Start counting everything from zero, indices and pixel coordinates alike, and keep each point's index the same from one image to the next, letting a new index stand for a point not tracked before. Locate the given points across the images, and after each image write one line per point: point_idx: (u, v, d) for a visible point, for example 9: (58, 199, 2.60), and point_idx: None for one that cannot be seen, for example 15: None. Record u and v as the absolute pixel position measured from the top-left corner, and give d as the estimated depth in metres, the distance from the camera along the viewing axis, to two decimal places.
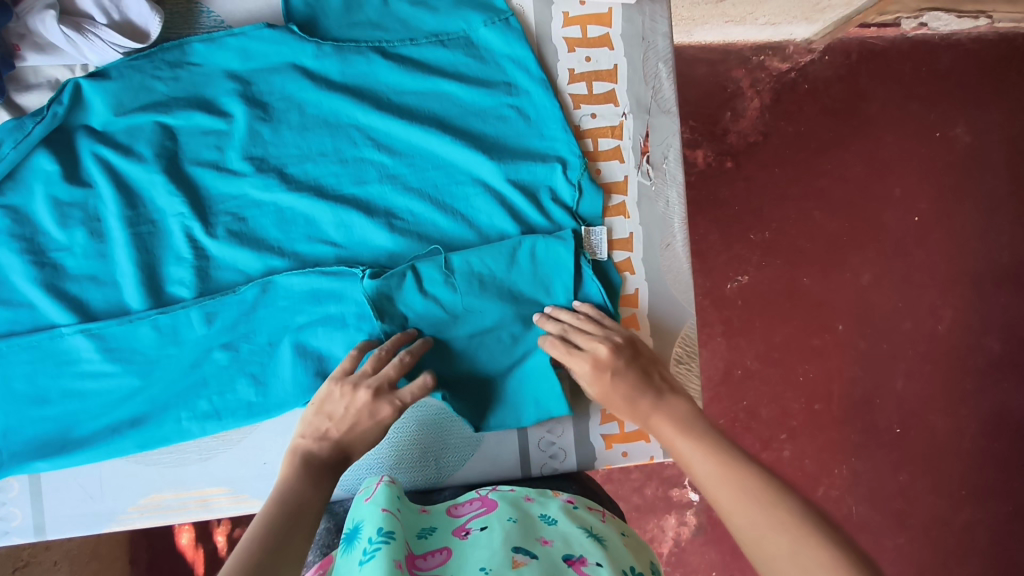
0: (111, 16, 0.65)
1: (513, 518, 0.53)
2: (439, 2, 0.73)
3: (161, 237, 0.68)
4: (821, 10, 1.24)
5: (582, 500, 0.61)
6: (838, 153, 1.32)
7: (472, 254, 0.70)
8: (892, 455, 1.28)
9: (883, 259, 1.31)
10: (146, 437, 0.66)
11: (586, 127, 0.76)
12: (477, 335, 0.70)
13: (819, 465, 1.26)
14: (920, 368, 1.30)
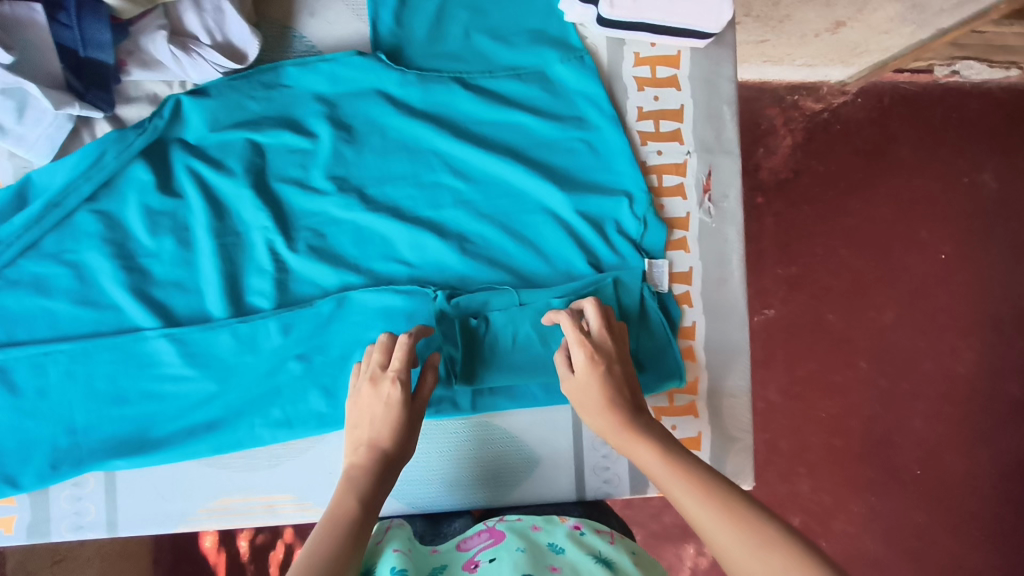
0: (214, 36, 0.67)
1: (521, 548, 0.55)
2: (516, 37, 0.76)
3: (243, 249, 0.71)
4: (858, 54, 1.27)
5: (588, 524, 0.63)
6: (868, 193, 1.34)
7: (553, 293, 0.73)
8: (908, 494, 1.29)
9: (909, 300, 1.33)
10: (221, 441, 0.69)
11: (652, 163, 0.79)
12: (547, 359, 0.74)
13: (836, 500, 1.28)
14: (940, 410, 1.32)
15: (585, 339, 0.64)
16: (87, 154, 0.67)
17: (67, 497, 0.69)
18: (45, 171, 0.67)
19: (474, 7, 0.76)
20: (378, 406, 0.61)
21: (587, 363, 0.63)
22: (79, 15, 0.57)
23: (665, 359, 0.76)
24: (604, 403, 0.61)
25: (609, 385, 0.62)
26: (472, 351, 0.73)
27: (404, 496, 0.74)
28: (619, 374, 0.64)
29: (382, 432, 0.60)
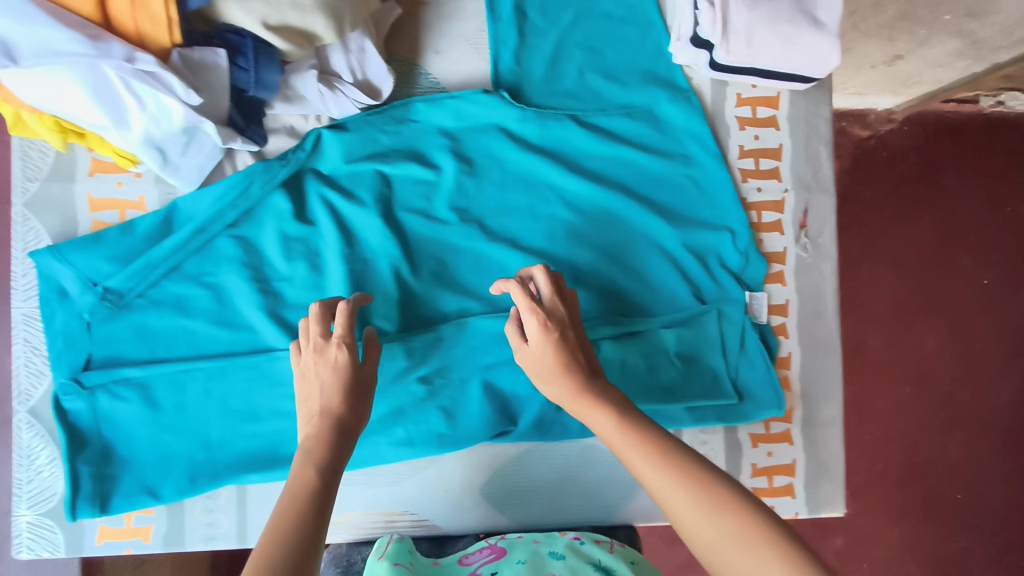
0: (355, 74, 0.70)
1: (521, 561, 0.60)
2: (627, 77, 0.80)
3: (371, 276, 0.74)
4: (909, 86, 1.29)
5: (588, 536, 0.68)
6: (911, 221, 1.36)
7: (665, 322, 0.78)
8: (951, 521, 1.31)
9: (951, 330, 1.35)
10: (349, 458, 0.73)
11: (752, 200, 0.82)
12: (652, 387, 0.78)
13: (879, 523, 1.30)
14: (981, 438, 1.33)
15: (531, 307, 0.64)
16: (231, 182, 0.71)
17: (201, 509, 0.72)
18: (192, 198, 0.71)
19: (587, 46, 0.79)
20: (324, 372, 0.61)
21: (540, 330, 0.63)
22: (255, 58, 0.59)
23: (763, 389, 0.80)
24: (557, 367, 0.62)
25: (561, 351, 0.62)
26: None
27: (508, 511, 0.77)
28: (574, 339, 0.64)
29: (333, 399, 0.59)
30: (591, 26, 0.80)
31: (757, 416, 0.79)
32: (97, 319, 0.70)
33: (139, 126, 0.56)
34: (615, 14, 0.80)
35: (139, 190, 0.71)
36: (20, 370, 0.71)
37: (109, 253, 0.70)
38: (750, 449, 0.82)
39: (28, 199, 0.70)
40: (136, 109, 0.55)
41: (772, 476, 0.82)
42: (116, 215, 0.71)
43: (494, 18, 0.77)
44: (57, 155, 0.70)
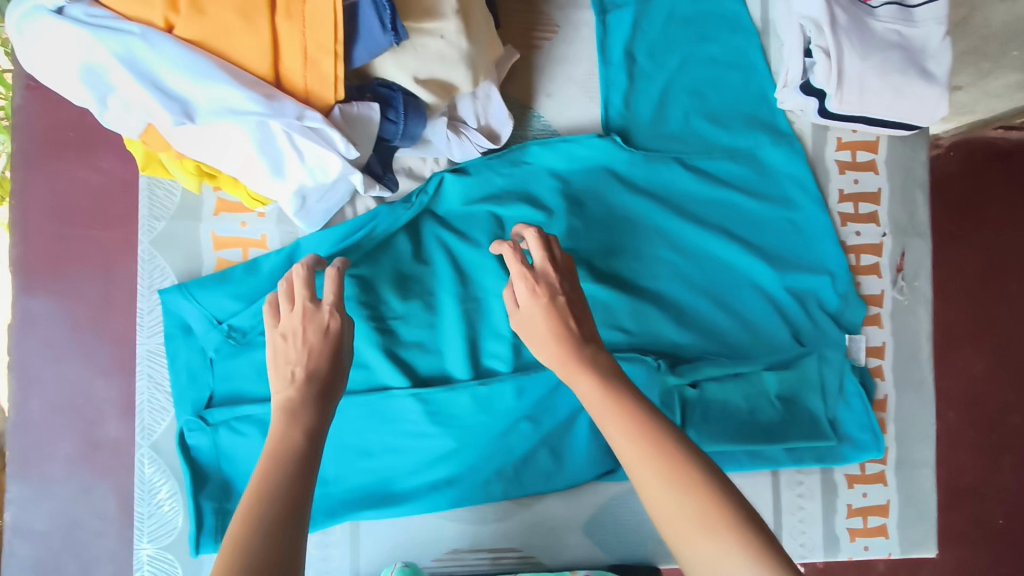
0: (478, 120, 0.71)
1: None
2: (732, 121, 0.81)
3: (483, 317, 0.75)
4: (963, 111, 1.08)
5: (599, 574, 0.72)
6: (956, 245, 1.15)
7: (765, 365, 0.78)
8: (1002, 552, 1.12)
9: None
10: (459, 495, 0.74)
11: (851, 243, 0.83)
12: (753, 429, 0.78)
13: None
14: None
15: (523, 274, 0.63)
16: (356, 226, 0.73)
17: (314, 543, 0.75)
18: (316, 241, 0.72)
19: (694, 91, 0.80)
20: (313, 335, 0.61)
21: (532, 295, 0.62)
22: (404, 111, 0.60)
23: (860, 432, 0.81)
24: (552, 336, 0.60)
25: (554, 315, 0.61)
26: (687, 418, 0.76)
27: (609, 548, 0.78)
28: (565, 305, 0.62)
29: (317, 364, 0.59)
30: (697, 71, 0.81)
31: (855, 458, 0.80)
32: (219, 357, 0.71)
33: (293, 176, 0.57)
34: (721, 59, 0.81)
35: (261, 230, 0.73)
36: (144, 406, 0.73)
37: (231, 292, 0.70)
38: (846, 489, 0.82)
39: (154, 237, 0.72)
40: (293, 160, 0.56)
41: (867, 516, 0.82)
42: (239, 253, 0.73)
43: (606, 63, 0.79)
44: (183, 195, 0.72)
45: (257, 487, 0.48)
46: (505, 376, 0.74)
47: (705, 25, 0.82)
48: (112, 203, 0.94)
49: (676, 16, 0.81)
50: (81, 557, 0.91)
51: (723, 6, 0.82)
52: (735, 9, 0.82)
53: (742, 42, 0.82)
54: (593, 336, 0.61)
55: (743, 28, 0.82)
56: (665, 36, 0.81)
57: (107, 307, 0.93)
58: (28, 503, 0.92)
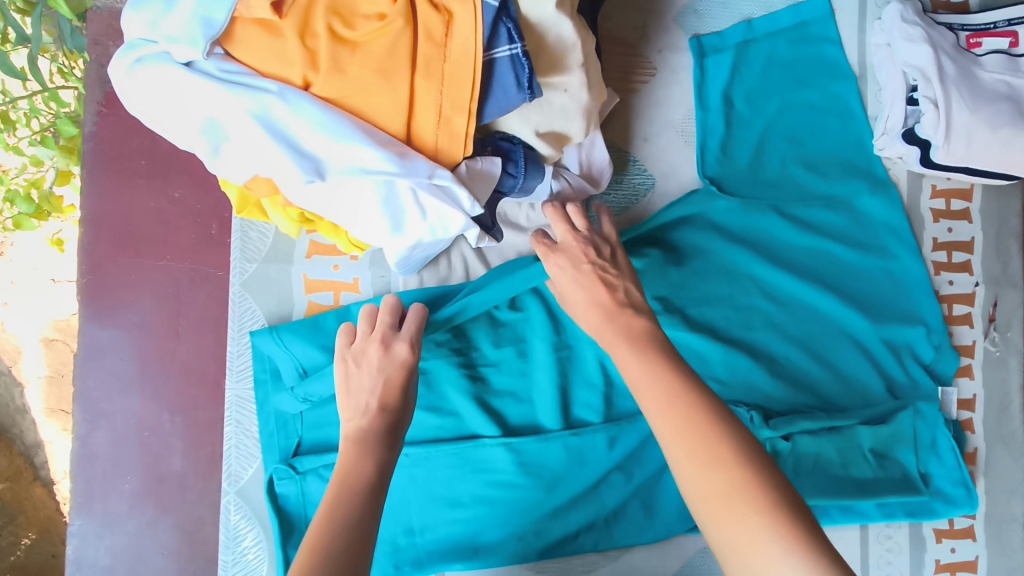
0: (580, 167, 0.70)
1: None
2: (829, 170, 0.79)
3: (574, 366, 0.74)
4: None
5: None
6: None
7: (859, 419, 0.76)
8: None
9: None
10: (547, 547, 0.72)
11: (944, 292, 0.81)
12: (849, 486, 0.75)
13: None
14: None
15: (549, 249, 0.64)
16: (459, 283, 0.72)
17: None
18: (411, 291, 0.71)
19: (792, 137, 0.80)
20: (386, 367, 0.61)
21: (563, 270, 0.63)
22: (524, 165, 0.59)
23: (953, 487, 0.79)
24: (591, 305, 0.61)
25: (588, 285, 0.62)
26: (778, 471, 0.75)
27: None
28: (595, 270, 0.62)
29: (390, 396, 0.59)
30: (794, 117, 0.80)
31: (946, 514, 0.78)
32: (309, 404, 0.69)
33: (412, 232, 0.56)
34: (818, 105, 0.81)
35: (353, 273, 0.71)
36: (230, 451, 0.70)
37: (322, 340, 0.68)
38: (935, 544, 0.80)
39: (245, 279, 0.71)
40: (415, 217, 0.55)
41: (955, 572, 0.80)
42: (331, 296, 0.71)
43: (705, 109, 0.78)
44: (276, 236, 0.71)
45: (325, 517, 0.49)
46: (599, 428, 0.73)
47: (805, 71, 0.81)
48: (181, 232, 0.93)
49: (775, 61, 0.81)
50: None
51: (822, 50, 0.81)
52: (835, 53, 0.81)
53: (839, 87, 0.81)
54: (625, 299, 0.61)
55: (841, 74, 0.81)
56: (763, 82, 0.80)
57: (175, 338, 0.92)
58: (92, 537, 0.90)
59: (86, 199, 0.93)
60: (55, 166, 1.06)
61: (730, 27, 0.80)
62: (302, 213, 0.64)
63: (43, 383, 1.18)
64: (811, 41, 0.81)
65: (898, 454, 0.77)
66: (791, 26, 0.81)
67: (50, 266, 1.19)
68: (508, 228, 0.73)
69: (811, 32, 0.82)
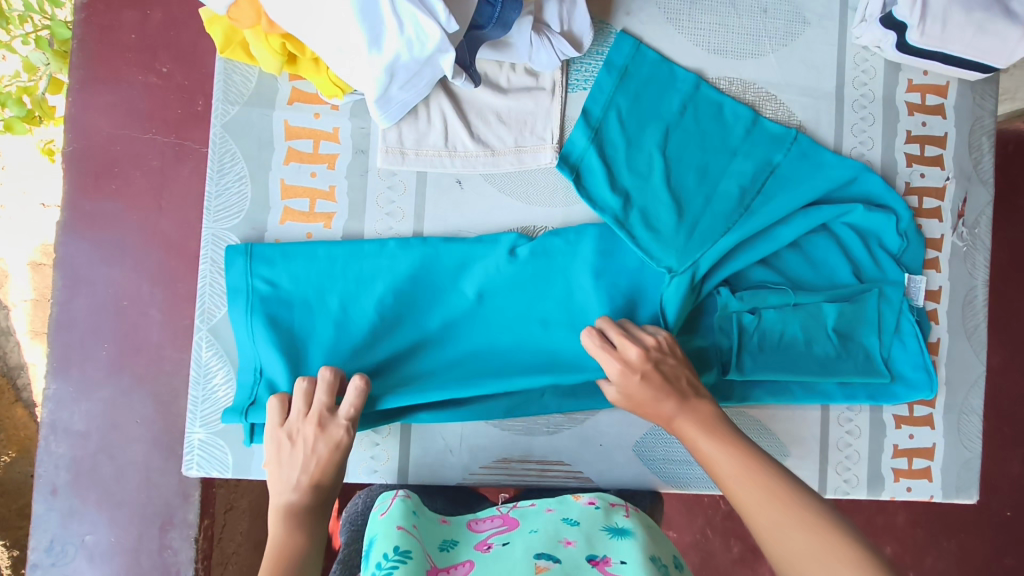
0: (562, 26, 0.71)
1: (535, 530, 0.62)
2: (741, 163, 0.76)
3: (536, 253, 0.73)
4: None
5: (603, 498, 0.70)
6: None
7: (826, 296, 0.76)
8: (997, 539, 1.21)
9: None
10: (514, 405, 0.72)
11: (915, 184, 0.82)
12: (810, 361, 0.76)
13: (931, 534, 1.22)
14: None
15: (609, 349, 0.66)
16: (460, 264, 0.72)
17: (365, 442, 0.75)
18: (391, 269, 0.71)
19: (702, 164, 0.75)
20: (320, 446, 0.63)
21: (627, 374, 0.65)
22: None
23: (914, 371, 0.79)
24: (655, 400, 0.64)
25: (651, 387, 0.64)
26: (743, 345, 0.75)
27: (658, 468, 0.77)
28: (660, 373, 0.65)
29: (321, 476, 0.62)
30: (682, 143, 0.75)
31: (906, 397, 0.79)
32: (276, 315, 0.69)
33: (390, 48, 0.57)
34: (694, 121, 0.76)
35: (333, 123, 0.73)
36: (206, 292, 0.72)
37: (306, 331, 0.70)
38: (894, 429, 0.81)
39: (226, 121, 0.72)
40: (392, 29, 0.56)
41: (912, 458, 0.81)
42: (311, 144, 0.72)
43: (617, 218, 0.72)
44: (259, 79, 0.72)
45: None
46: (562, 298, 0.73)
47: (651, 101, 0.76)
48: (167, 107, 0.92)
49: (629, 117, 0.75)
50: (116, 461, 0.89)
51: (657, 76, 0.77)
52: (665, 69, 0.77)
53: (701, 98, 0.77)
54: (690, 387, 0.65)
55: (691, 85, 0.77)
56: (632, 140, 0.75)
57: (158, 212, 0.91)
58: (68, 402, 0.89)
59: (75, 71, 0.92)
60: (49, 73, 1.05)
61: (574, 131, 0.74)
62: (284, 43, 0.64)
63: (29, 306, 1.20)
64: (639, 79, 0.76)
65: (858, 331, 0.77)
66: (616, 85, 0.76)
67: (32, 173, 1.17)
68: (489, 88, 0.74)
69: (635, 74, 0.77)
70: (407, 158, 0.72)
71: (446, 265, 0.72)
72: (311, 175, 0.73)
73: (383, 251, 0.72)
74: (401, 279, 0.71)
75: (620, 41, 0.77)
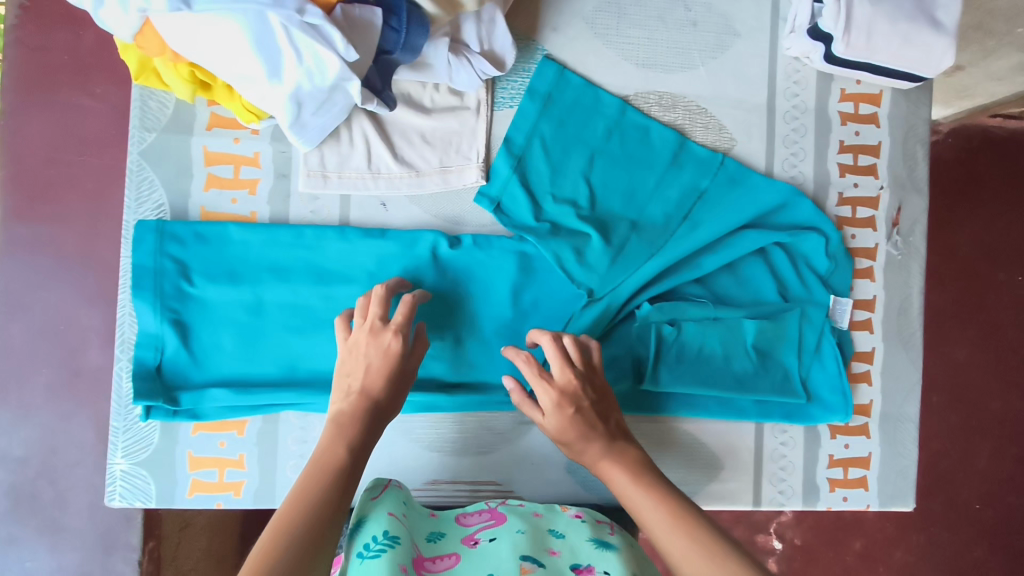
0: (483, 45, 0.70)
1: (522, 530, 0.61)
2: (669, 190, 0.77)
3: (454, 251, 0.73)
4: (962, 97, 1.19)
5: (590, 514, 0.68)
6: (948, 236, 1.26)
7: (744, 313, 0.77)
8: (968, 531, 1.24)
9: (985, 336, 1.26)
10: (423, 403, 0.72)
11: (848, 195, 0.82)
12: (727, 376, 0.76)
13: (899, 528, 1.25)
14: (1005, 449, 1.25)
15: (546, 377, 0.65)
16: (377, 263, 0.72)
17: (292, 468, 0.71)
18: (308, 273, 0.71)
19: (628, 191, 0.76)
20: (375, 354, 0.62)
21: (553, 404, 0.64)
22: (407, 21, 0.59)
23: (830, 394, 0.80)
24: (581, 438, 0.63)
25: (582, 423, 0.63)
26: (660, 357, 0.75)
27: (592, 486, 0.76)
28: (591, 412, 0.64)
29: (375, 383, 0.60)
30: (608, 170, 0.76)
31: (838, 417, 0.79)
32: (182, 313, 0.69)
33: (290, 78, 0.56)
34: (620, 146, 0.77)
35: (253, 147, 0.72)
36: (125, 318, 0.70)
37: (217, 331, 0.70)
38: (829, 440, 0.81)
39: (143, 148, 0.70)
40: (291, 60, 0.55)
41: (847, 468, 0.81)
42: (231, 169, 0.71)
43: (541, 238, 0.73)
44: (176, 106, 0.71)
45: (295, 499, 0.48)
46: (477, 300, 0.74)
47: (577, 125, 0.77)
48: (104, 129, 0.91)
49: (554, 143, 0.76)
50: (57, 487, 0.87)
51: (583, 100, 0.77)
52: (590, 93, 0.77)
53: (626, 123, 0.77)
54: (621, 435, 0.64)
55: (618, 108, 0.77)
56: (556, 167, 0.75)
57: (96, 236, 0.91)
58: (5, 429, 0.87)
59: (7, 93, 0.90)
60: None
61: (498, 157, 0.75)
62: (193, 71, 0.63)
63: None
64: (563, 104, 0.76)
65: (778, 348, 0.78)
66: (539, 112, 0.76)
67: None
68: (411, 108, 0.73)
69: (560, 99, 0.76)
70: (329, 182, 0.72)
71: (362, 260, 0.72)
72: (232, 201, 0.71)
73: (299, 240, 0.71)
74: (320, 296, 0.71)
75: (544, 66, 0.76)
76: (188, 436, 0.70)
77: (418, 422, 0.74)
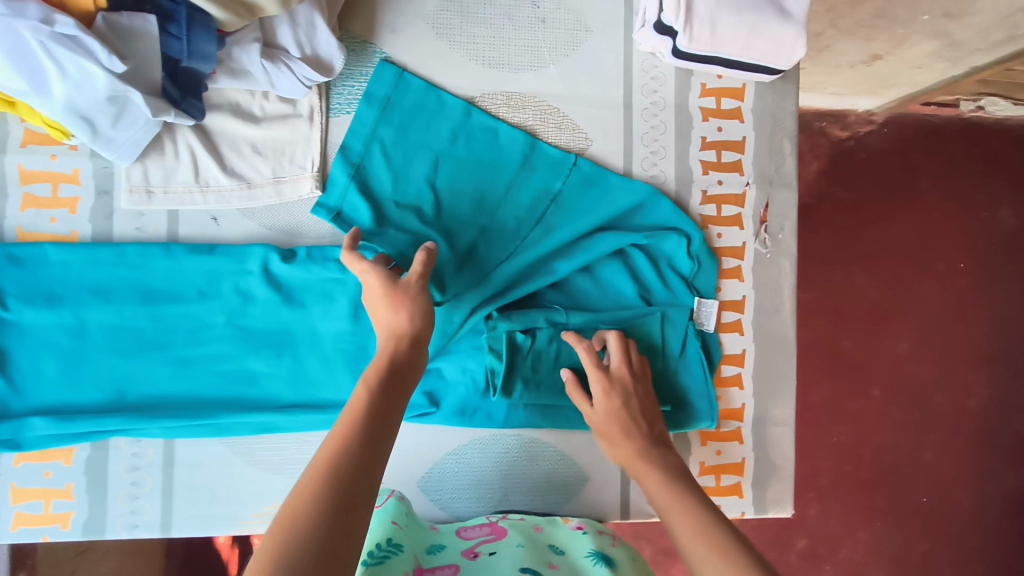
0: (304, 50, 0.67)
1: (522, 543, 0.60)
2: (520, 193, 0.74)
3: (287, 265, 0.70)
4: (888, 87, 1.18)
5: (590, 525, 0.68)
6: (885, 227, 1.23)
7: (601, 318, 0.74)
8: (915, 525, 1.21)
9: (925, 326, 1.23)
10: (259, 424, 0.69)
11: (712, 192, 0.80)
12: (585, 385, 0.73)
13: (844, 526, 1.20)
14: (948, 442, 1.23)
15: (598, 367, 0.67)
16: (206, 280, 0.69)
17: (124, 496, 0.69)
18: (135, 292, 0.68)
19: (478, 196, 0.73)
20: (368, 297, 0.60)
21: (602, 395, 0.66)
22: (188, 27, 0.57)
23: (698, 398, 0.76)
24: (621, 431, 0.64)
25: (626, 416, 0.65)
26: (514, 367, 0.72)
27: (448, 506, 0.74)
28: (636, 408, 0.66)
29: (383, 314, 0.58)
30: (454, 174, 0.73)
31: (704, 423, 0.76)
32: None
33: (58, 91, 0.54)
34: (466, 149, 0.74)
35: (72, 163, 0.69)
36: None
37: (38, 356, 0.67)
38: (700, 447, 0.78)
39: None
40: (54, 77, 0.53)
41: (720, 475, 0.79)
42: (49, 187, 0.69)
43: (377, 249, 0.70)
44: None
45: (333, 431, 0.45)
46: (315, 316, 0.71)
47: (420, 130, 0.74)
48: None
49: (395, 148, 0.73)
50: None
51: (425, 103, 0.74)
52: (432, 96, 0.74)
53: (472, 126, 0.75)
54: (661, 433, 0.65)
55: (462, 111, 0.75)
56: (397, 173, 0.72)
57: None
58: None
59: None
60: None
61: (334, 165, 0.72)
62: None
63: None
64: (402, 109, 0.74)
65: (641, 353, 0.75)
66: (378, 117, 0.73)
67: None
68: (240, 118, 0.71)
69: (400, 104, 0.74)
70: (154, 198, 0.69)
71: (191, 277, 0.69)
72: (52, 220, 0.69)
73: (122, 259, 0.68)
74: (149, 315, 0.68)
75: (381, 71, 0.74)
76: (10, 468, 0.67)
77: (258, 444, 0.71)
